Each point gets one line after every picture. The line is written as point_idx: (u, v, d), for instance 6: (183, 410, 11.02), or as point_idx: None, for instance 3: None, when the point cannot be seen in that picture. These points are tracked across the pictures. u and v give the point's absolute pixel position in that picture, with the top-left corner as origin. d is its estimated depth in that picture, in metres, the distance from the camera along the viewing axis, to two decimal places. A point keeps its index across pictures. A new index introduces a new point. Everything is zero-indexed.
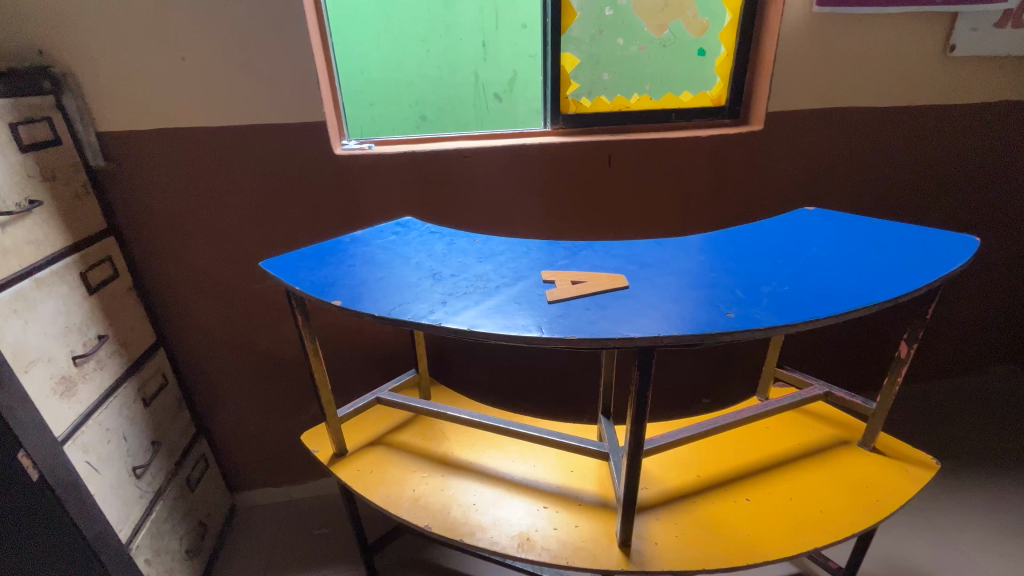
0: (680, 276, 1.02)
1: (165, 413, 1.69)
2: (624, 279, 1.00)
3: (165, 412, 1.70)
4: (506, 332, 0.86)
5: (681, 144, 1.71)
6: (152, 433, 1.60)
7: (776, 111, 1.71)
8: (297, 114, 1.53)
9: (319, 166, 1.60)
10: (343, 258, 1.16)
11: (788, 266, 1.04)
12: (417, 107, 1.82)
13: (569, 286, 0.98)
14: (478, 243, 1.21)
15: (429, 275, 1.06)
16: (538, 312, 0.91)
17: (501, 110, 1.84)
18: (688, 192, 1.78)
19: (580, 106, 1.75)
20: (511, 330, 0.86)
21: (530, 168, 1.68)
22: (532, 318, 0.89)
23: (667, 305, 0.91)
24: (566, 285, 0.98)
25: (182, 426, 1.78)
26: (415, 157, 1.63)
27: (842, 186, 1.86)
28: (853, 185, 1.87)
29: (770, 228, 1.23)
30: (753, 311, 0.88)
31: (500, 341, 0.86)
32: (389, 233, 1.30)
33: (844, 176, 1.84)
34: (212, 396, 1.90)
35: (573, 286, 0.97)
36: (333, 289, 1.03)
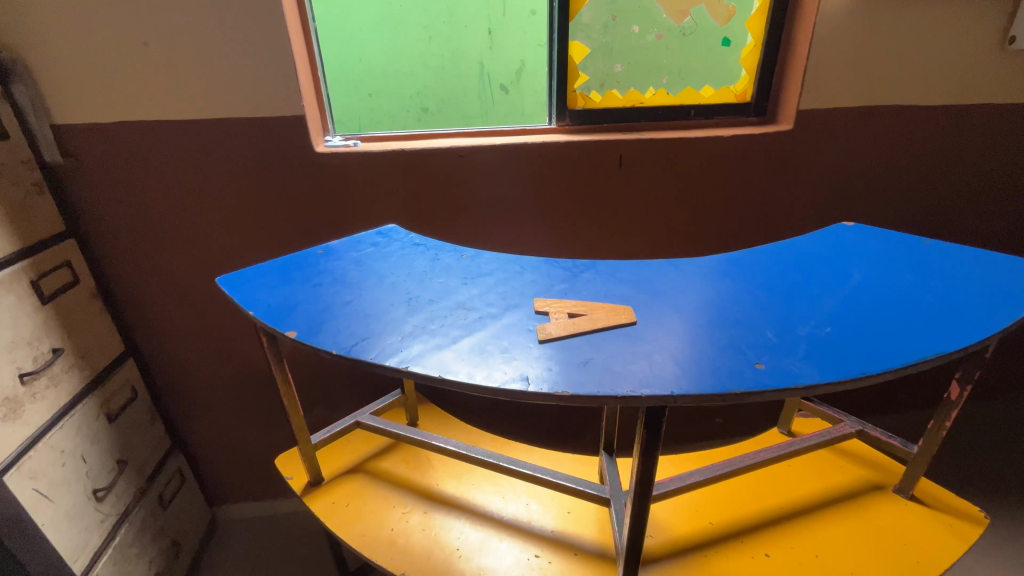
0: (698, 310, 0.85)
1: (134, 428, 1.58)
2: (631, 311, 0.84)
3: (135, 426, 1.58)
4: (486, 382, 0.70)
5: (700, 145, 1.53)
6: (118, 451, 1.49)
7: (810, 109, 1.52)
8: (272, 107, 1.38)
9: (298, 164, 1.45)
10: (310, 276, 1.02)
11: (828, 300, 0.87)
12: (419, 98, 1.65)
13: (565, 321, 0.82)
14: (465, 260, 1.06)
15: (405, 301, 0.91)
16: (526, 354, 0.76)
17: (508, 102, 1.66)
18: (707, 199, 1.61)
19: (589, 100, 1.58)
20: (490, 379, 0.71)
21: (531, 169, 1.52)
22: (519, 363, 0.74)
23: (684, 350, 0.75)
24: (561, 319, 0.82)
25: (154, 441, 1.67)
26: (404, 156, 1.47)
27: (880, 194, 1.66)
28: (893, 194, 1.67)
29: (803, 249, 1.06)
30: (789, 361, 0.72)
31: (478, 393, 0.71)
32: (367, 245, 1.15)
33: (884, 182, 1.65)
34: (189, 408, 1.78)
35: (570, 322, 0.82)
36: (291, 316, 0.88)
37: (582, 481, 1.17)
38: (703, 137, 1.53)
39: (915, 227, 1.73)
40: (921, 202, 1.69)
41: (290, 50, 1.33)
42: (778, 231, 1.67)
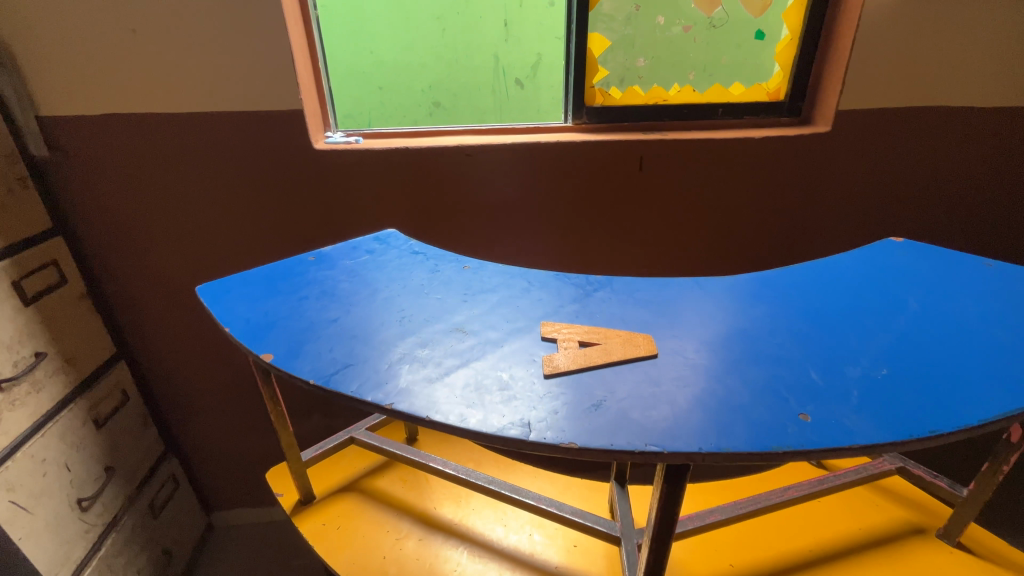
0: (728, 342, 0.74)
1: (125, 434, 1.52)
2: (652, 342, 0.73)
3: (125, 432, 1.52)
4: (480, 427, 0.60)
5: (728, 147, 1.41)
6: (105, 458, 1.43)
7: (853, 109, 1.38)
8: (266, 101, 1.29)
9: (293, 161, 1.36)
10: (296, 287, 0.93)
11: (882, 334, 0.75)
12: (431, 91, 1.54)
13: (576, 351, 0.72)
14: (468, 273, 0.96)
15: (397, 320, 0.82)
16: (528, 392, 0.65)
17: (523, 97, 1.56)
18: (735, 206, 1.48)
19: (609, 97, 1.46)
20: (485, 424, 0.61)
21: (543, 171, 1.41)
22: (519, 403, 0.64)
23: (713, 393, 0.65)
24: (571, 349, 0.72)
25: (147, 446, 1.61)
26: (406, 155, 1.37)
27: (931, 204, 1.50)
28: (945, 204, 1.51)
29: (848, 268, 0.94)
30: (839, 413, 0.61)
31: (471, 440, 0.61)
32: (363, 253, 1.06)
33: (936, 191, 1.49)
34: (183, 413, 1.72)
35: (580, 353, 0.71)
36: (268, 336, 0.79)
37: (590, 516, 1.08)
38: (732, 137, 1.40)
39: (972, 244, 1.56)
40: (978, 215, 1.52)
41: (284, 38, 1.23)
42: (811, 242, 1.54)
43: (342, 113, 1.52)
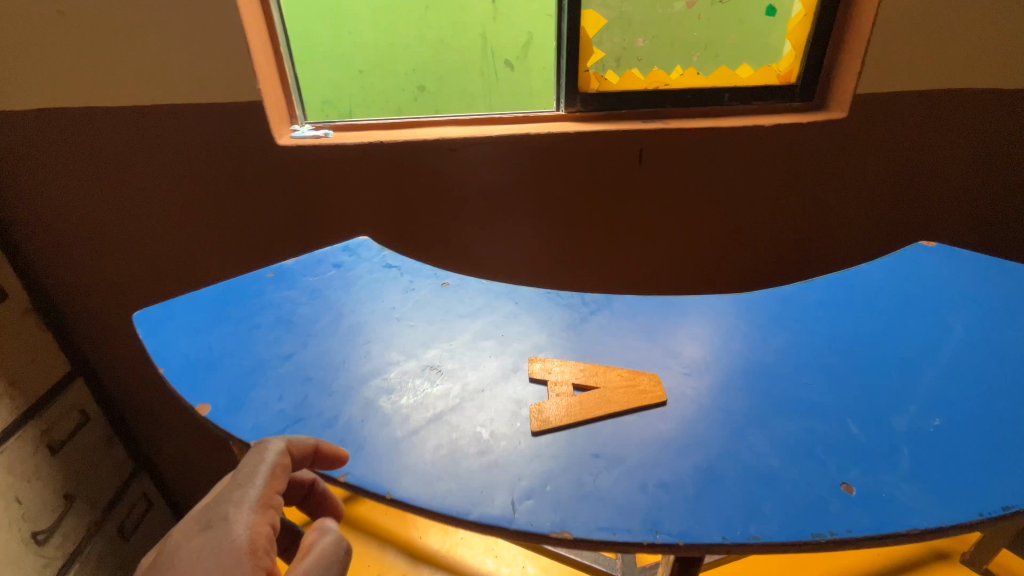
0: (750, 382, 0.63)
1: (86, 456, 1.41)
2: (660, 385, 0.62)
3: (86, 453, 1.41)
4: (456, 508, 0.50)
5: (736, 138, 1.27)
6: (64, 484, 1.32)
7: (875, 94, 1.24)
8: (215, 92, 1.14)
9: (250, 160, 1.21)
10: (248, 314, 0.81)
11: (927, 370, 0.64)
12: (417, 74, 1.38)
13: (568, 400, 0.60)
14: (447, 292, 0.84)
15: (362, 356, 0.70)
16: (513, 455, 0.55)
17: (513, 80, 1.40)
18: (745, 202, 1.35)
19: (605, 81, 1.32)
20: (462, 503, 0.50)
21: (532, 167, 1.26)
22: (499, 472, 0.53)
23: (735, 455, 0.54)
24: (563, 398, 0.61)
25: (113, 466, 1.50)
26: (376, 151, 1.21)
27: (957, 197, 1.37)
28: (973, 197, 1.37)
29: (878, 281, 0.83)
30: (889, 483, 0.50)
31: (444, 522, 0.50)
32: (329, 267, 0.93)
33: (963, 183, 1.35)
34: (151, 429, 1.60)
35: (575, 403, 0.60)
36: (207, 380, 0.67)
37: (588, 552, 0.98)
38: (744, 126, 1.26)
39: (1000, 238, 1.43)
40: (1009, 208, 1.38)
41: (235, 16, 1.07)
42: (825, 238, 1.42)
43: (318, 103, 1.38)
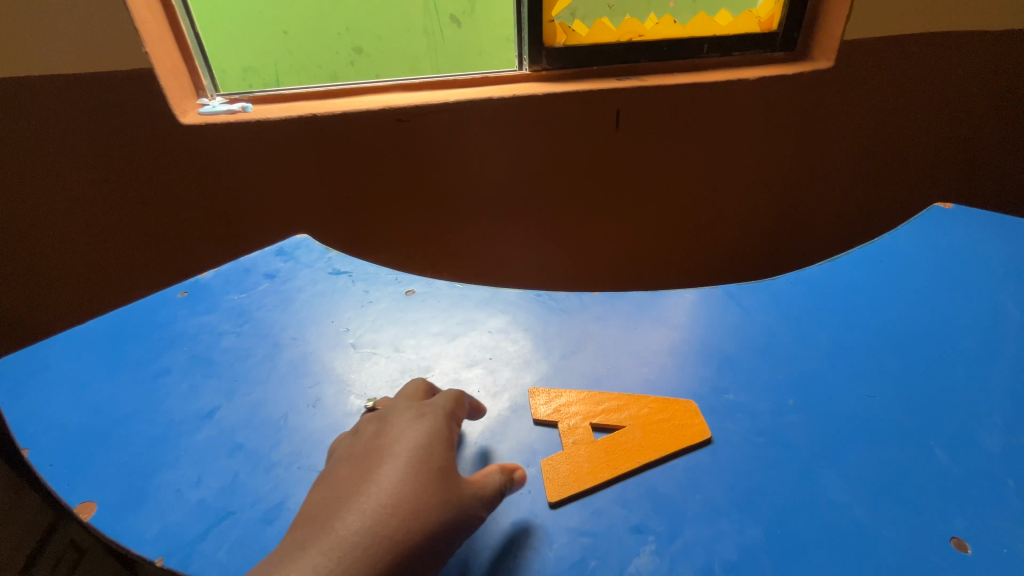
0: (804, 401, 0.51)
1: None
2: (700, 417, 0.50)
3: None
4: None
5: (736, 97, 1.05)
6: None
7: (900, 36, 1.02)
8: (54, 62, 0.82)
9: (129, 150, 0.91)
10: (155, 354, 0.61)
11: (1001, 367, 0.54)
12: (353, 30, 1.01)
13: (590, 452, 0.47)
14: (414, 304, 0.67)
15: (310, 406, 0.54)
16: (531, 539, 0.41)
17: (460, 40, 1.06)
18: (751, 172, 1.16)
19: (573, 34, 1.06)
20: None
21: (496, 142, 1.04)
22: (520, 563, 0.40)
23: (812, 510, 0.42)
24: (583, 448, 0.48)
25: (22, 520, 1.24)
26: (296, 129, 0.94)
27: (990, 156, 1.17)
28: (1009, 156, 1.17)
29: (914, 254, 0.71)
30: (1005, 532, 0.40)
31: None
32: (261, 278, 0.74)
33: (998, 139, 1.15)
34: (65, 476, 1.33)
35: (598, 455, 0.47)
36: (94, 461, 0.49)
37: None
38: (756, 75, 1.04)
39: None
40: None
41: None
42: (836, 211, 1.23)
43: (237, 70, 1.03)
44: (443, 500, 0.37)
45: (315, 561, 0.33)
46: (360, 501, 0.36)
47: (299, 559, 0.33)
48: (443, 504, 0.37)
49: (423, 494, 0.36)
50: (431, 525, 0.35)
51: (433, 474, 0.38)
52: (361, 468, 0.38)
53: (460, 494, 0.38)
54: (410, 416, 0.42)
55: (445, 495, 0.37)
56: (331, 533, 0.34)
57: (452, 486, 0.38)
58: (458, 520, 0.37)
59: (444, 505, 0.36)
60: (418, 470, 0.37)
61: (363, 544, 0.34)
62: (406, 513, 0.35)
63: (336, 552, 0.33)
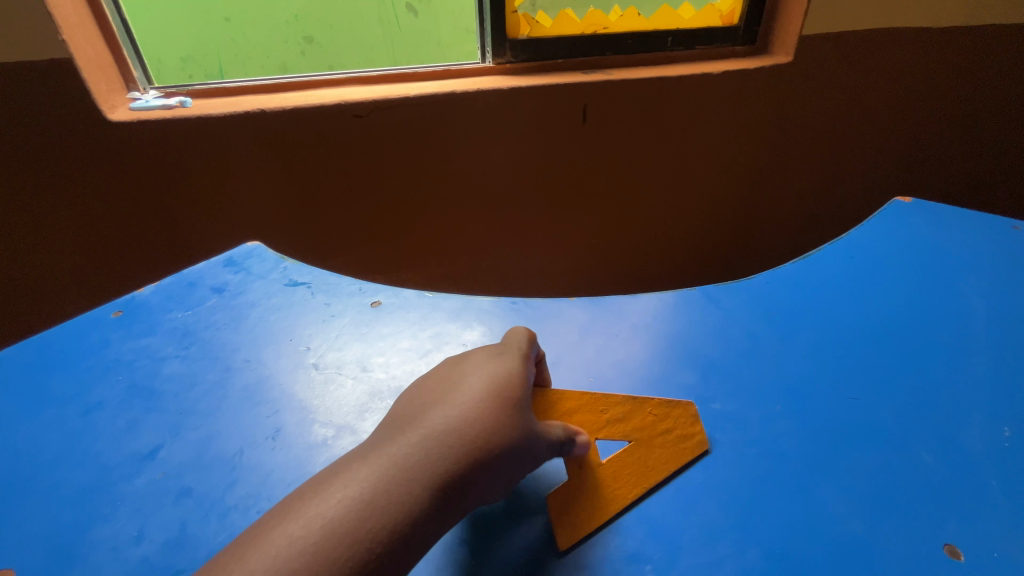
0: (792, 406, 0.50)
1: None
2: (700, 425, 0.47)
3: None
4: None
5: (702, 92, 1.04)
6: None
7: (856, 32, 1.04)
8: None
9: (44, 152, 0.81)
10: (85, 385, 0.54)
11: (973, 363, 0.55)
12: (302, 16, 0.93)
13: (600, 477, 0.43)
14: (380, 317, 0.63)
15: (268, 438, 0.49)
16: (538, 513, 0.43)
17: (418, 31, 1.00)
18: (717, 168, 1.16)
19: (537, 25, 1.01)
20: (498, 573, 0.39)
21: (459, 139, 0.99)
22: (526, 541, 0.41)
23: (809, 524, 0.41)
24: (591, 471, 0.44)
25: None
26: (238, 129, 0.87)
27: (939, 150, 1.22)
28: (956, 151, 1.22)
29: (882, 251, 0.72)
30: (996, 536, 0.40)
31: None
32: (207, 293, 0.67)
33: (946, 134, 1.19)
34: None
35: (609, 479, 0.43)
36: (14, 520, 0.43)
37: None
38: (721, 70, 1.03)
39: (979, 195, 1.30)
40: (990, 163, 1.24)
41: None
42: (799, 205, 1.25)
43: (174, 59, 0.93)
44: (518, 426, 0.38)
45: (396, 455, 0.34)
46: (449, 407, 0.37)
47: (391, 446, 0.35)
48: (518, 432, 0.38)
49: (505, 415, 0.37)
50: (508, 440, 0.37)
51: (514, 405, 0.38)
52: (442, 386, 0.39)
53: (532, 429, 0.39)
54: (489, 356, 0.42)
55: (521, 425, 0.38)
56: (419, 429, 0.36)
57: (526, 419, 0.39)
58: (525, 446, 0.38)
59: (515, 430, 0.37)
60: (500, 397, 0.38)
61: (449, 444, 0.35)
62: (488, 426, 0.36)
63: (421, 444, 0.35)
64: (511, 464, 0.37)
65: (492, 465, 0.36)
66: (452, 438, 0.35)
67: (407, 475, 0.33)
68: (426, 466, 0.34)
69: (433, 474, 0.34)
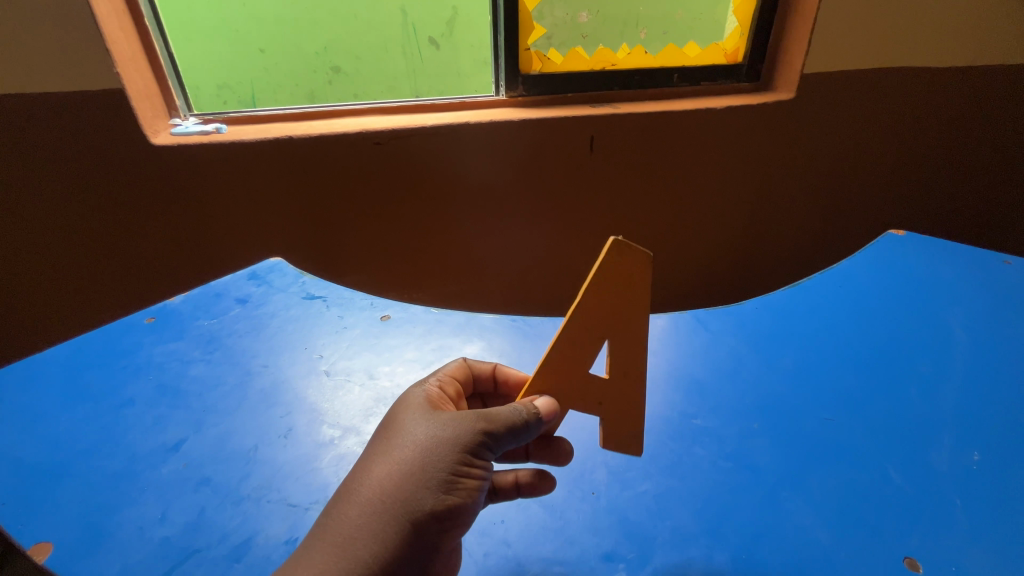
0: (767, 423, 0.53)
1: None
2: (631, 263, 0.41)
3: None
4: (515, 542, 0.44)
5: (705, 126, 1.10)
6: None
7: (854, 72, 1.09)
8: (18, 82, 0.80)
9: (95, 171, 0.89)
10: (118, 383, 0.60)
11: (947, 388, 0.57)
12: (332, 52, 1.02)
13: (625, 387, 0.45)
14: (388, 330, 0.67)
15: (279, 436, 0.53)
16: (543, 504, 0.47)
17: (437, 66, 1.08)
18: (720, 198, 1.20)
19: (548, 62, 1.08)
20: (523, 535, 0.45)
21: (473, 165, 1.05)
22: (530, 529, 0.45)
23: (777, 532, 0.43)
24: (613, 388, 0.45)
25: None
26: (270, 154, 0.94)
27: (936, 184, 1.25)
28: (951, 186, 1.26)
29: (868, 280, 0.75)
30: (954, 549, 0.42)
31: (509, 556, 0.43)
32: (232, 303, 0.73)
33: (942, 170, 1.23)
34: None
35: (633, 388, 0.45)
36: (52, 497, 0.47)
37: None
38: (723, 105, 1.09)
39: (973, 229, 1.34)
40: (983, 199, 1.29)
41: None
42: (801, 235, 1.28)
43: (212, 86, 1.02)
44: (446, 444, 0.37)
45: (349, 515, 0.34)
46: (388, 452, 0.37)
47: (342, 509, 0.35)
48: (417, 434, 0.37)
49: (443, 437, 0.37)
50: (453, 459, 0.36)
51: (448, 422, 0.38)
52: (377, 439, 0.39)
53: (474, 432, 0.37)
54: (413, 397, 0.42)
55: (430, 428, 0.38)
56: (363, 483, 0.36)
57: (435, 420, 0.38)
58: (474, 454, 0.37)
59: (457, 445, 0.37)
60: (433, 426, 0.38)
61: (396, 486, 0.35)
62: (430, 456, 0.36)
63: (368, 497, 0.35)
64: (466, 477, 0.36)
65: (402, 474, 0.35)
66: (397, 483, 0.35)
67: (363, 535, 0.33)
68: (340, 513, 0.35)
69: (386, 528, 0.34)
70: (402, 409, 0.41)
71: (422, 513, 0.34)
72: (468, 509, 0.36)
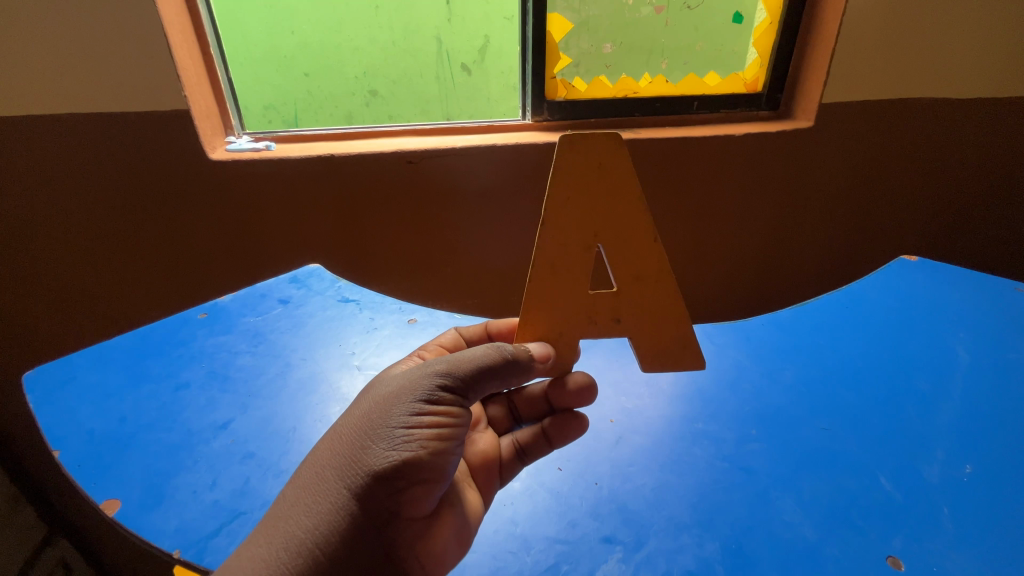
0: (763, 431, 0.56)
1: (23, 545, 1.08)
2: (594, 155, 0.50)
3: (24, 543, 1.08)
4: (523, 527, 0.48)
5: (723, 151, 1.14)
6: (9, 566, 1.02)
7: (871, 101, 1.12)
8: (101, 103, 0.90)
9: (159, 182, 0.99)
10: (172, 370, 0.67)
11: (945, 405, 0.59)
12: (373, 78, 1.11)
13: (634, 293, 0.53)
14: (414, 332, 0.74)
15: (315, 420, 0.59)
16: (549, 496, 0.51)
17: (468, 92, 1.16)
18: (738, 220, 1.23)
19: (572, 89, 1.15)
20: (532, 519, 0.49)
21: (500, 184, 1.12)
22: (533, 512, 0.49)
23: (767, 530, 0.46)
24: (625, 297, 0.53)
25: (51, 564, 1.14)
26: (314, 169, 1.03)
27: (952, 210, 1.27)
28: (967, 212, 1.28)
29: (873, 301, 0.78)
30: (938, 552, 0.44)
31: (518, 536, 0.47)
32: (274, 303, 0.80)
33: (958, 196, 1.25)
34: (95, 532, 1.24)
35: (641, 294, 0.53)
36: (120, 463, 0.54)
37: None
38: (741, 131, 1.13)
39: (991, 254, 1.34)
40: (1001, 225, 1.30)
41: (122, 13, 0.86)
42: (818, 257, 1.30)
43: (259, 107, 1.12)
44: (400, 397, 0.42)
45: (320, 464, 0.41)
46: (355, 411, 0.43)
47: (316, 458, 0.41)
48: (376, 396, 0.43)
49: (399, 393, 0.42)
50: (406, 410, 0.41)
51: (407, 380, 0.43)
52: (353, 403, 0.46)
53: (425, 387, 0.42)
54: (389, 372, 0.48)
55: (390, 387, 0.43)
56: (333, 439, 0.42)
57: (396, 380, 0.44)
58: (424, 404, 0.42)
59: (410, 397, 0.42)
60: (393, 385, 0.44)
61: (358, 438, 0.41)
62: (386, 410, 0.41)
63: (336, 448, 0.41)
64: (419, 426, 0.41)
65: (359, 430, 0.41)
66: (358, 434, 0.41)
67: (328, 478, 0.39)
68: (314, 463, 0.41)
69: (346, 472, 0.39)
70: (379, 379, 0.47)
71: (373, 469, 0.39)
72: (424, 459, 0.40)
